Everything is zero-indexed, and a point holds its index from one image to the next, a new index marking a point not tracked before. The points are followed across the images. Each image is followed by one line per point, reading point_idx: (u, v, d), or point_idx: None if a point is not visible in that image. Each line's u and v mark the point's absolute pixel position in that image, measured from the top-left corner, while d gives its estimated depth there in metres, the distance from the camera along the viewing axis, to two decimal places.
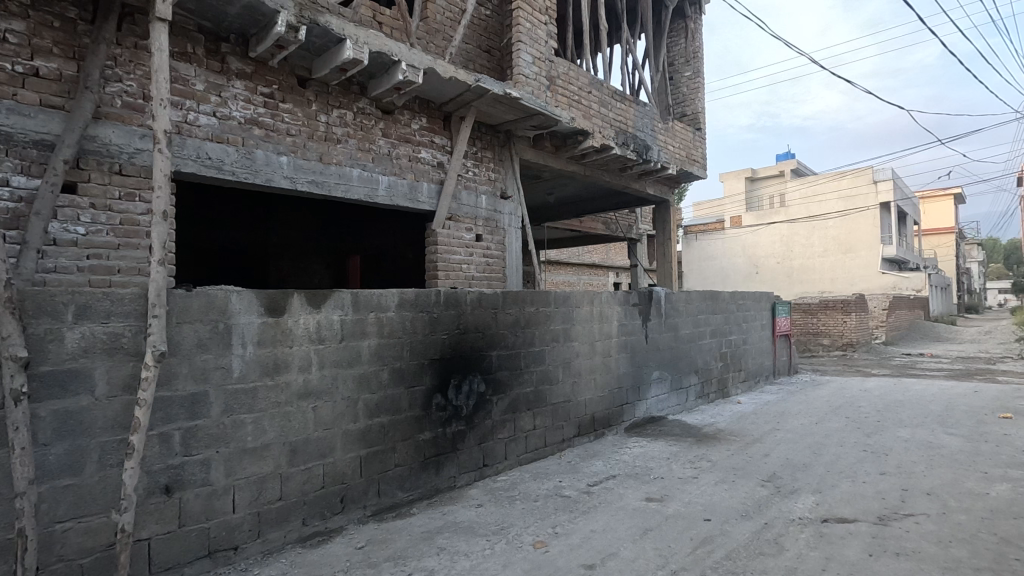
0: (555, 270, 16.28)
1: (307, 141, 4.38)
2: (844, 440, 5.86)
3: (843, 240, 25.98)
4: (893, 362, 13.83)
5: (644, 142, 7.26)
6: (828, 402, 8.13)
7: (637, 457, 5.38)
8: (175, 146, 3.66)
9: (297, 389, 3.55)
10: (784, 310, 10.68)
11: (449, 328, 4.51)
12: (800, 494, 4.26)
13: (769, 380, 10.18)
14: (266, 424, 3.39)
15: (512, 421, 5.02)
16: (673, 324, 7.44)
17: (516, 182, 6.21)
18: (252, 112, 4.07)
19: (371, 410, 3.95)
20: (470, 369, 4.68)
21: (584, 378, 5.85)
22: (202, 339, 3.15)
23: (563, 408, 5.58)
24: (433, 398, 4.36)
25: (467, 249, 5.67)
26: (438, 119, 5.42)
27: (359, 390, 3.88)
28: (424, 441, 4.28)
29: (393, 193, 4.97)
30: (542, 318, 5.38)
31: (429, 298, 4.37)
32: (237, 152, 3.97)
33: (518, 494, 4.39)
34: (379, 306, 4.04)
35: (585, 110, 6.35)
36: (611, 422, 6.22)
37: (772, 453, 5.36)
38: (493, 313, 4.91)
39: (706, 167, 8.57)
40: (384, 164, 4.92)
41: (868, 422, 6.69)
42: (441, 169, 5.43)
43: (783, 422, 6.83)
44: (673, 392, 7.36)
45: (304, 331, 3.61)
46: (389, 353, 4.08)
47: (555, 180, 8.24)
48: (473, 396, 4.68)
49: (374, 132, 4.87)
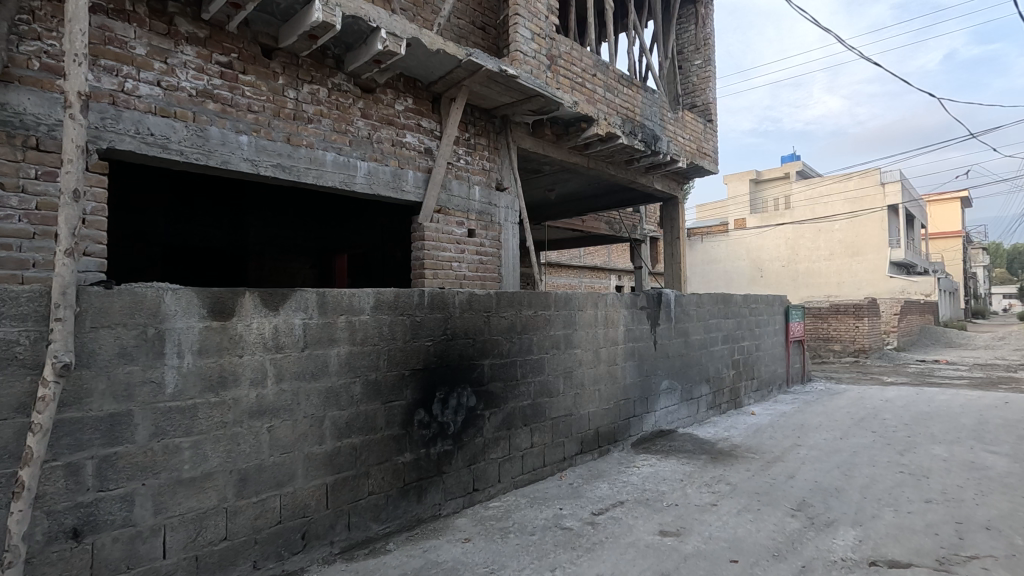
0: (555, 272, 15.72)
1: (271, 119, 3.83)
2: (876, 459, 5.28)
3: (851, 243, 25.41)
4: (908, 369, 13.23)
5: (652, 131, 6.70)
6: (849, 414, 7.55)
7: (646, 479, 4.81)
8: (108, 119, 3.12)
9: (250, 406, 2.99)
10: (797, 314, 10.10)
11: (434, 334, 3.95)
12: (837, 527, 3.70)
13: (782, 389, 9.60)
14: (207, 450, 2.82)
15: (506, 439, 4.45)
16: (683, 329, 6.87)
17: (513, 174, 5.66)
18: (205, 83, 3.52)
19: (340, 429, 3.38)
20: (458, 381, 4.11)
21: (587, 390, 5.28)
22: (126, 347, 2.59)
23: (564, 423, 5.01)
24: (415, 414, 3.80)
25: (458, 246, 5.12)
26: (426, 101, 4.87)
27: (326, 406, 3.32)
28: (404, 465, 3.71)
29: (373, 180, 4.42)
30: (540, 322, 4.82)
31: (410, 299, 3.80)
32: (186, 128, 3.42)
33: (512, 525, 3.82)
34: (351, 308, 3.47)
35: (589, 94, 5.79)
36: (617, 438, 5.65)
37: (798, 476, 4.78)
38: (485, 317, 4.35)
39: (717, 162, 8.02)
40: (363, 149, 4.37)
41: (897, 438, 6.11)
42: (429, 156, 4.88)
43: (805, 437, 6.26)
44: (683, 403, 6.79)
45: (258, 337, 3.05)
46: (362, 363, 3.52)
47: (555, 174, 7.69)
48: (461, 411, 4.12)
49: (351, 112, 4.31)
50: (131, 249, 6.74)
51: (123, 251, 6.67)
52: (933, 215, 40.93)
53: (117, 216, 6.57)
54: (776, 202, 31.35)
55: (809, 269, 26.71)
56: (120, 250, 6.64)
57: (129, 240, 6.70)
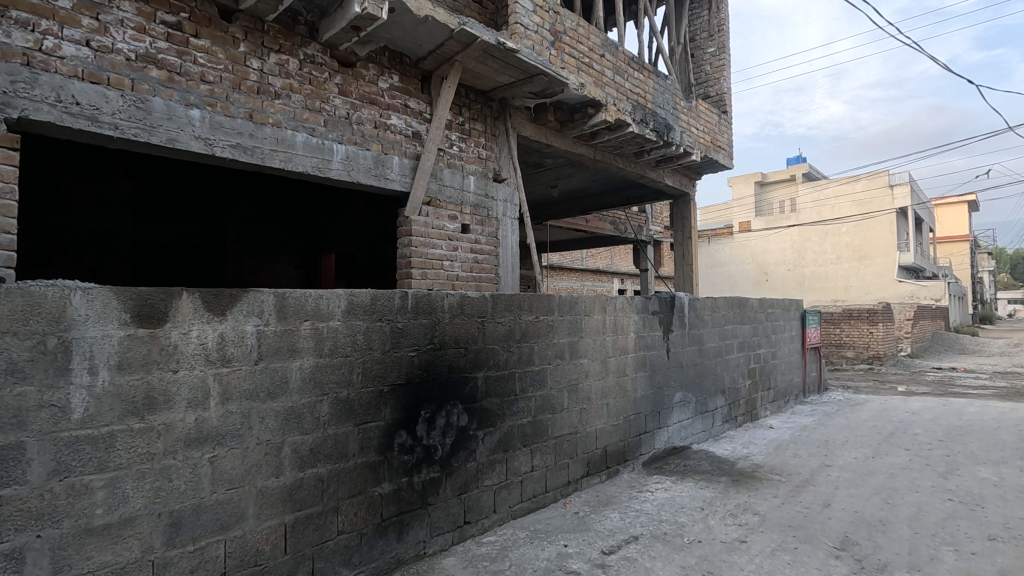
0: (556, 276, 15.19)
1: (230, 92, 3.29)
2: (918, 484, 4.70)
3: (859, 247, 24.82)
4: (926, 378, 12.62)
5: (664, 121, 6.15)
6: (877, 428, 6.97)
7: (662, 507, 4.24)
8: (19, 82, 2.59)
9: (186, 433, 2.43)
10: (814, 320, 9.54)
11: (419, 344, 3.40)
12: (891, 573, 3.14)
13: (799, 400, 9.02)
14: (127, 489, 2.26)
15: (503, 464, 3.89)
16: (697, 336, 6.31)
17: (512, 165, 5.11)
18: (147, 45, 2.99)
19: (303, 458, 2.83)
20: (446, 397, 3.56)
21: (594, 405, 4.72)
22: (16, 362, 2.04)
23: (569, 442, 4.45)
24: (395, 437, 3.24)
25: (450, 243, 4.57)
26: (415, 79, 4.33)
27: (284, 429, 2.76)
28: (381, 497, 3.15)
29: (352, 167, 3.88)
30: (542, 329, 4.27)
31: (390, 303, 3.25)
32: (122, 97, 2.88)
33: (509, 568, 3.25)
34: (318, 313, 2.92)
35: (597, 76, 5.23)
36: (626, 457, 5.09)
37: (834, 506, 4.21)
38: (479, 323, 3.80)
39: (731, 156, 7.47)
40: (340, 130, 3.83)
41: (936, 457, 5.54)
42: (417, 140, 4.34)
43: (834, 455, 5.68)
44: (697, 417, 6.22)
45: (198, 347, 2.49)
46: (330, 378, 2.96)
47: (558, 168, 7.13)
48: (451, 432, 3.56)
49: (327, 88, 3.77)
50: (94, 246, 6.10)
51: (84, 249, 6.03)
52: (940, 219, 40.34)
53: (77, 209, 5.97)
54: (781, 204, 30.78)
55: (816, 273, 26.13)
56: (80, 248, 6.00)
57: (91, 237, 6.07)
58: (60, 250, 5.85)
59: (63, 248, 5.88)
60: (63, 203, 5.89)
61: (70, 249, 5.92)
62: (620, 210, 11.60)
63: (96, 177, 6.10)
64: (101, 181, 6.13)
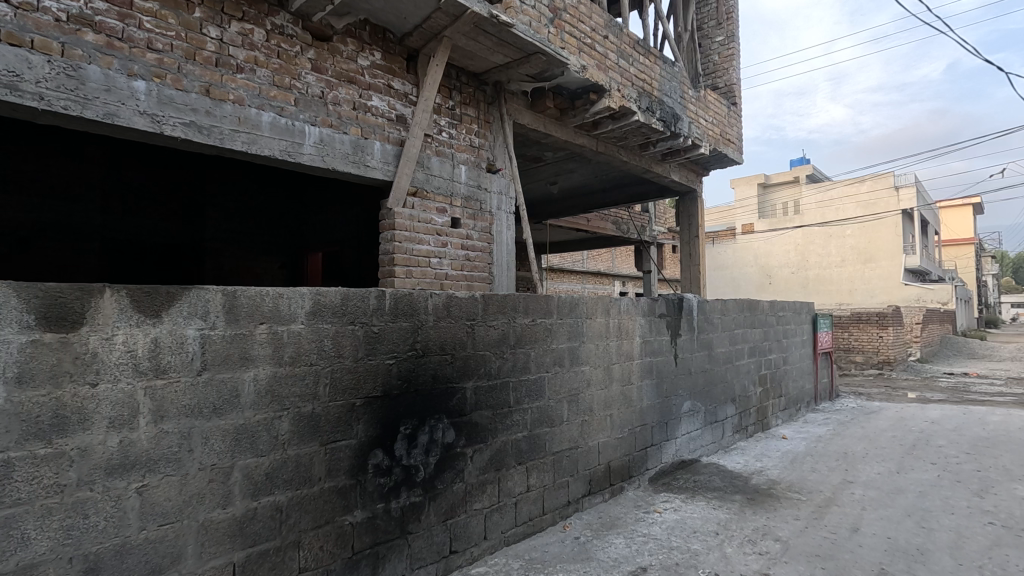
0: (557, 277, 14.80)
1: (183, 62, 2.90)
2: (952, 505, 4.28)
3: (864, 249, 24.40)
4: (940, 384, 12.15)
5: (672, 110, 5.75)
6: (897, 439, 6.54)
7: (672, 531, 3.83)
8: None
9: (107, 460, 2.02)
10: (825, 324, 9.11)
11: (398, 350, 2.99)
12: None
13: (810, 407, 8.59)
14: (28, 529, 1.85)
15: (495, 484, 3.48)
16: (706, 341, 5.90)
17: (507, 154, 4.71)
18: (81, 4, 2.59)
19: (256, 485, 2.41)
20: (429, 411, 3.15)
21: (597, 417, 4.31)
22: None
23: (569, 458, 4.03)
24: (369, 457, 2.83)
25: (438, 238, 4.16)
26: (399, 58, 3.94)
27: (234, 451, 2.35)
28: (352, 528, 2.73)
29: (327, 152, 3.48)
30: (539, 333, 3.87)
31: (364, 304, 2.85)
32: (50, 63, 2.50)
33: None
34: (276, 314, 2.52)
35: (600, 59, 4.82)
36: (631, 473, 4.67)
37: (864, 531, 3.79)
38: (469, 327, 3.39)
39: (741, 150, 7.06)
40: (313, 110, 3.43)
41: (968, 473, 5.11)
42: (401, 125, 3.94)
43: (856, 470, 5.26)
44: (707, 427, 5.80)
45: (124, 356, 2.08)
46: (291, 391, 2.55)
47: (558, 161, 6.73)
48: (435, 450, 3.15)
49: (297, 62, 3.37)
50: (59, 243, 5.73)
51: (48, 245, 5.65)
52: (945, 222, 39.94)
53: (42, 203, 5.62)
54: (783, 206, 30.37)
55: (820, 275, 25.68)
56: (44, 244, 5.62)
57: (57, 233, 5.69)
58: (22, 247, 5.49)
59: (26, 245, 5.51)
60: (26, 196, 5.52)
61: (33, 245, 5.54)
62: (622, 210, 11.19)
63: (62, 169, 5.75)
64: (68, 173, 5.78)
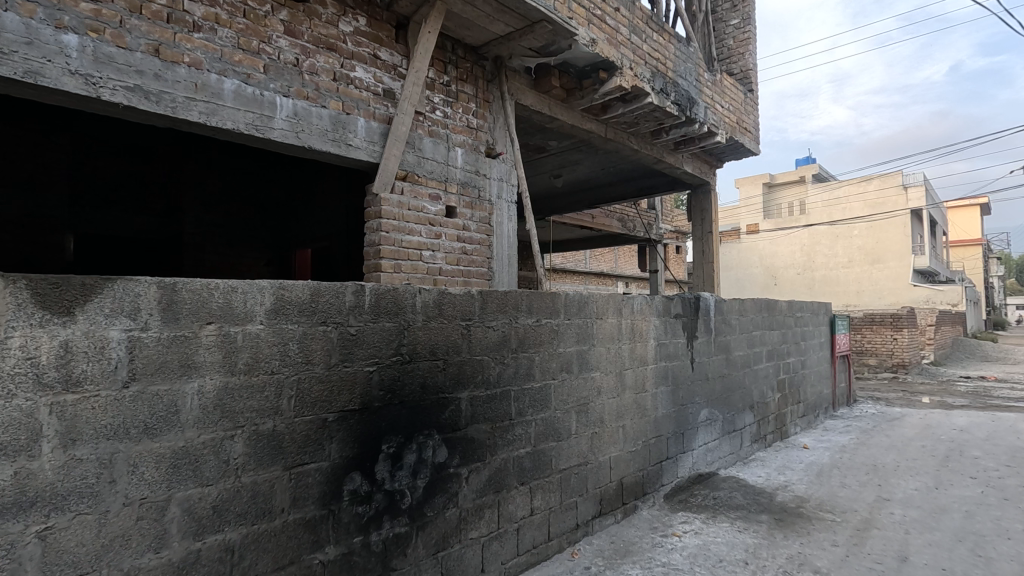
0: (560, 277, 14.35)
1: (126, 16, 2.57)
2: (1007, 528, 3.82)
3: (872, 250, 23.92)
4: (959, 389, 11.66)
5: (687, 93, 5.31)
6: (928, 449, 6.07)
7: (695, 560, 3.37)
8: None
9: None
10: (843, 326, 8.64)
11: (380, 356, 2.55)
12: None
13: (829, 414, 8.11)
14: None
15: (494, 508, 3.04)
16: (724, 343, 5.46)
17: (509, 137, 4.28)
18: None
19: (201, 521, 1.96)
20: (417, 426, 2.70)
21: (608, 428, 3.86)
22: None
23: (577, 476, 3.59)
24: (344, 482, 2.39)
25: (431, 228, 3.72)
26: (387, 25, 3.53)
27: (171, 480, 1.90)
28: (324, 569, 2.28)
29: (302, 128, 3.12)
30: (545, 336, 3.42)
31: (340, 302, 2.41)
32: None
33: None
34: (228, 313, 2.07)
35: (611, 32, 4.38)
36: (645, 490, 4.22)
37: (913, 561, 3.33)
38: (464, 328, 2.95)
39: (758, 140, 6.62)
40: (284, 78, 3.07)
41: (1016, 490, 4.63)
42: (389, 99, 3.53)
43: (891, 485, 4.79)
44: (724, 437, 5.34)
45: (22, 366, 1.64)
46: (246, 405, 2.10)
47: (563, 151, 6.29)
48: (424, 471, 2.71)
49: (266, 23, 3.01)
50: (26, 236, 5.31)
51: (15, 238, 5.23)
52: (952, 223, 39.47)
53: (7, 192, 5.18)
54: (788, 207, 29.86)
55: (827, 276, 25.20)
56: (10, 237, 5.19)
57: (23, 225, 5.29)
58: None
59: None
60: None
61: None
62: (629, 207, 10.75)
63: (28, 155, 5.32)
64: (35, 159, 5.36)
